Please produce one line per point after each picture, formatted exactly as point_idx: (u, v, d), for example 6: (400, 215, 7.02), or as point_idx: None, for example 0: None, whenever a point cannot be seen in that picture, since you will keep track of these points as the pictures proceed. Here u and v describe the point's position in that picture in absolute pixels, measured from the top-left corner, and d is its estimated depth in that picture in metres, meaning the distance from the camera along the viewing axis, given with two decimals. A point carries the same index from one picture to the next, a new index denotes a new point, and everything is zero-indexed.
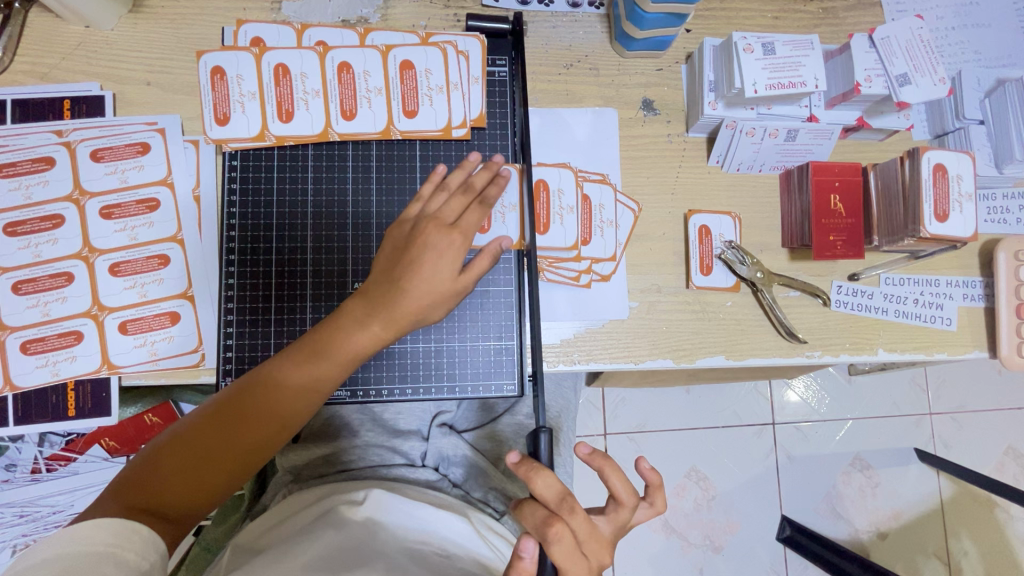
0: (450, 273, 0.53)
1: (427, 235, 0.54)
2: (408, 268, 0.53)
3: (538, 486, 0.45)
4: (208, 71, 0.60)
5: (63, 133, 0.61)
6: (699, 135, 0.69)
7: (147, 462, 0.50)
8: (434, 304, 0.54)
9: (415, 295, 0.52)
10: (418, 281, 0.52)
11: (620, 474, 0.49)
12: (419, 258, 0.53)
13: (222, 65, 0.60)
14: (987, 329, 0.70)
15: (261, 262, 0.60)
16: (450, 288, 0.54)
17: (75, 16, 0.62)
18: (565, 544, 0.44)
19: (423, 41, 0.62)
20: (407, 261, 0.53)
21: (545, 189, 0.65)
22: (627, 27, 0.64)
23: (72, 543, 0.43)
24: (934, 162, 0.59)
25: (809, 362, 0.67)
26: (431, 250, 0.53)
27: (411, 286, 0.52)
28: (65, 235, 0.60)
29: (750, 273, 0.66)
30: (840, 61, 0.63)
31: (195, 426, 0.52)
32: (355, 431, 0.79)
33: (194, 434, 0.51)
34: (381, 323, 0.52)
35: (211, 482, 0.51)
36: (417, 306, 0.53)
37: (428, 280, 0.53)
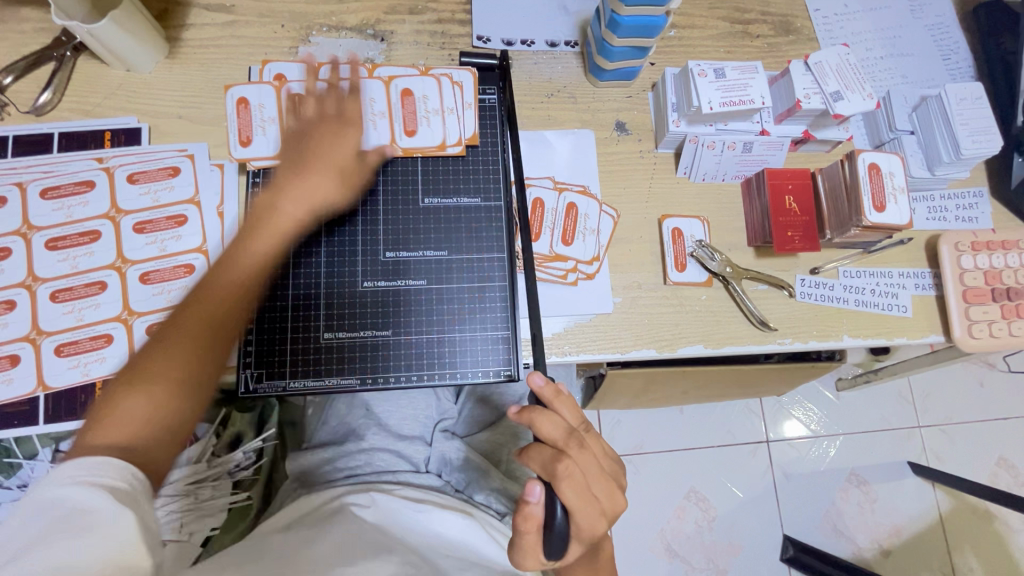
0: (347, 145, 0.63)
1: (322, 128, 0.63)
2: (311, 154, 0.62)
3: (543, 425, 0.44)
4: (234, 100, 0.69)
5: (103, 159, 0.69)
6: (668, 150, 0.78)
7: (126, 389, 0.50)
8: (346, 165, 0.63)
9: (328, 157, 0.62)
10: (328, 149, 0.62)
11: (572, 404, 0.46)
12: (319, 142, 0.62)
13: (246, 95, 0.69)
14: (940, 315, 0.77)
15: (278, 264, 0.66)
16: (352, 161, 0.64)
17: (118, 61, 0.71)
18: (575, 481, 0.43)
19: (421, 73, 0.72)
20: (309, 145, 0.62)
21: (539, 207, 0.74)
22: (599, 60, 0.74)
23: (75, 480, 0.40)
24: (869, 162, 0.67)
25: (781, 349, 0.73)
26: (329, 137, 0.63)
27: (319, 150, 0.62)
28: (101, 249, 0.66)
29: (720, 267, 0.73)
30: (783, 83, 0.73)
31: (176, 336, 0.53)
32: (362, 435, 0.82)
33: (179, 354, 0.52)
34: (292, 204, 0.60)
35: (189, 408, 0.52)
36: (327, 170, 0.62)
37: (330, 155, 0.62)
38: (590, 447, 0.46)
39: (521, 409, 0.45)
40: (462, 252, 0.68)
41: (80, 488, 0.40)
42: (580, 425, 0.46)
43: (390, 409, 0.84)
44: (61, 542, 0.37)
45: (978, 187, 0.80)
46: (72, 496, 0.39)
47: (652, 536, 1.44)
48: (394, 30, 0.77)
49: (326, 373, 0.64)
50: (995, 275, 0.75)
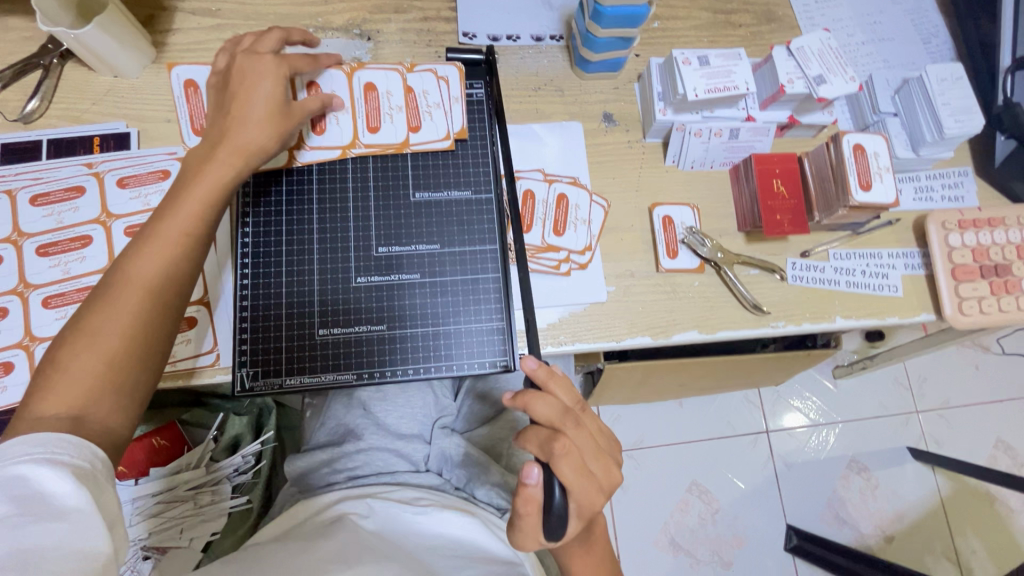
0: (272, 81, 0.58)
1: (245, 68, 0.58)
2: (235, 98, 0.57)
3: (537, 406, 0.44)
4: (182, 83, 0.67)
5: (93, 165, 0.69)
6: (656, 140, 0.79)
7: (68, 348, 0.47)
8: (271, 98, 0.58)
9: (250, 95, 0.57)
10: (251, 89, 0.57)
11: (567, 385, 0.46)
12: (240, 87, 0.58)
13: (193, 76, 0.67)
14: (930, 294, 0.77)
15: (271, 263, 0.66)
16: (281, 94, 0.58)
17: (105, 67, 0.71)
18: (572, 460, 0.43)
19: (409, 69, 0.71)
20: (231, 90, 0.58)
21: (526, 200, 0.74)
22: (584, 52, 0.75)
23: (30, 457, 0.41)
24: (853, 143, 0.68)
25: (775, 332, 0.74)
26: (249, 75, 0.58)
27: (242, 89, 0.58)
28: (92, 253, 0.66)
29: (711, 253, 0.74)
30: (766, 69, 0.74)
31: (114, 287, 0.50)
32: (360, 436, 0.82)
33: (118, 308, 0.49)
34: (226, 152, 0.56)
35: (138, 366, 0.49)
36: (252, 108, 0.57)
37: (254, 92, 0.57)
38: (586, 426, 0.46)
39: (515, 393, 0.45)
40: (454, 245, 0.69)
41: (42, 468, 0.41)
42: (576, 406, 0.46)
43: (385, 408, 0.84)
44: (28, 526, 0.39)
45: (963, 167, 0.82)
46: (36, 476, 0.41)
47: (656, 530, 1.44)
48: (380, 29, 0.78)
49: (321, 369, 0.64)
50: (983, 252, 0.76)
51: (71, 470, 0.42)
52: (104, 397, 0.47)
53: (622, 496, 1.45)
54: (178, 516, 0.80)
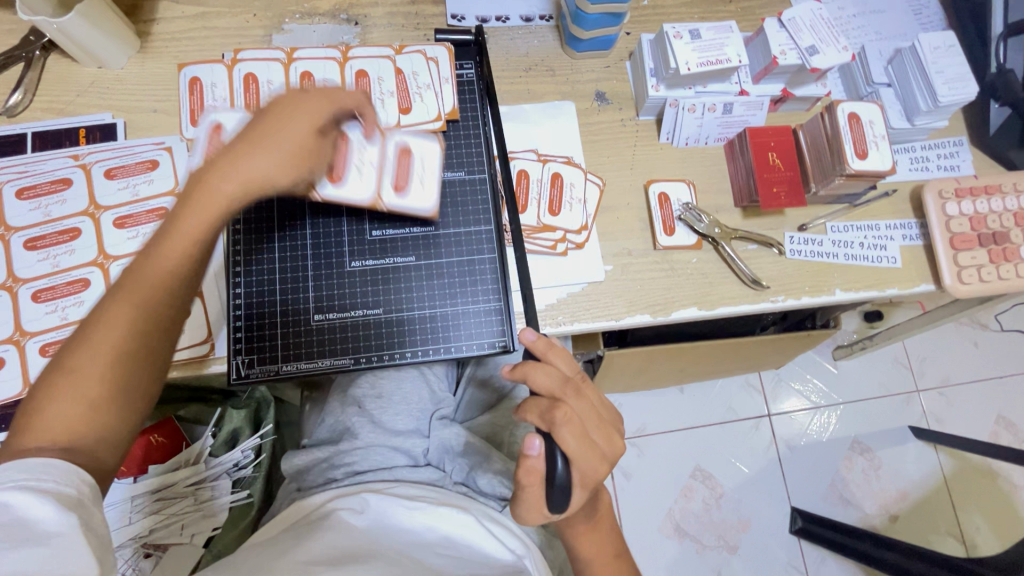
0: (306, 118, 0.52)
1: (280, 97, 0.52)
2: (263, 125, 0.51)
3: (536, 375, 0.43)
4: (209, 126, 0.63)
5: (79, 157, 0.68)
6: (649, 118, 0.78)
7: (63, 367, 0.45)
8: (298, 136, 0.51)
9: (277, 125, 0.51)
10: (278, 118, 0.51)
11: (567, 355, 0.46)
12: (266, 117, 0.51)
13: (221, 120, 0.63)
14: (929, 264, 0.77)
15: (263, 251, 0.65)
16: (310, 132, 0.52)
17: (89, 58, 0.70)
18: (573, 427, 0.42)
19: (398, 51, 0.70)
20: (262, 116, 0.52)
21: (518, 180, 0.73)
22: (574, 30, 0.74)
23: (10, 484, 0.39)
24: (848, 112, 0.68)
25: (774, 306, 0.73)
26: (282, 107, 0.52)
27: (271, 118, 0.51)
28: (82, 246, 0.65)
29: (708, 229, 0.73)
30: (758, 42, 0.73)
31: (116, 304, 0.46)
32: (355, 433, 0.78)
33: (110, 339, 0.45)
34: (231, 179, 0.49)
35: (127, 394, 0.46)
36: (276, 137, 0.51)
37: (282, 125, 0.51)
38: (588, 396, 0.45)
39: (513, 364, 0.45)
40: (448, 227, 0.68)
41: (25, 495, 0.38)
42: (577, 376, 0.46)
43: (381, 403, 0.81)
44: (6, 554, 0.36)
45: (958, 136, 0.81)
46: (15, 502, 0.38)
47: (661, 517, 1.44)
48: (367, 14, 0.77)
49: (319, 354, 0.63)
50: (981, 220, 0.76)
51: (55, 496, 0.39)
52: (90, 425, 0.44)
53: (626, 484, 1.45)
54: (180, 512, 0.79)
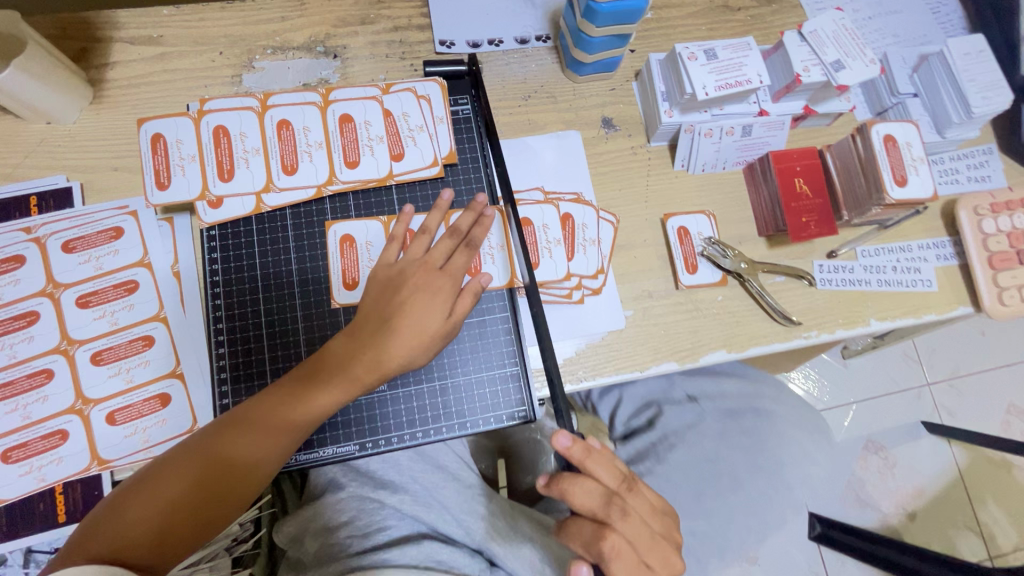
0: (438, 315, 0.54)
1: (420, 277, 0.55)
2: (398, 302, 0.54)
3: (577, 496, 0.43)
4: (339, 239, 0.60)
5: (32, 229, 0.60)
6: (662, 143, 0.72)
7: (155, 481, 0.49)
8: (430, 335, 0.54)
9: (412, 313, 0.53)
10: (417, 305, 0.54)
11: (607, 464, 0.45)
12: (408, 299, 0.54)
13: (351, 232, 0.60)
14: (966, 285, 0.72)
15: (250, 327, 0.59)
16: (439, 331, 0.54)
17: (35, 113, 0.62)
18: (624, 558, 0.43)
19: (385, 91, 0.63)
20: (403, 298, 0.54)
21: (529, 226, 0.66)
22: (577, 54, 0.68)
23: None
24: (883, 134, 0.62)
25: (808, 343, 0.68)
26: (421, 293, 0.54)
27: (408, 303, 0.54)
28: (41, 332, 0.58)
29: (733, 265, 0.68)
30: (777, 57, 0.68)
31: (219, 440, 0.51)
32: (341, 485, 0.68)
33: (192, 476, 0.49)
34: (363, 368, 0.52)
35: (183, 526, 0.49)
36: (410, 323, 0.53)
37: (417, 318, 0.54)
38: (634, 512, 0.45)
39: (550, 477, 0.45)
40: None
41: None
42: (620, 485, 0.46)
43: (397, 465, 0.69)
44: None
45: (987, 144, 0.76)
46: None
47: None
48: (347, 45, 0.70)
49: (319, 443, 0.57)
50: (1020, 236, 0.71)
51: None
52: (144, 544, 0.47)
53: None
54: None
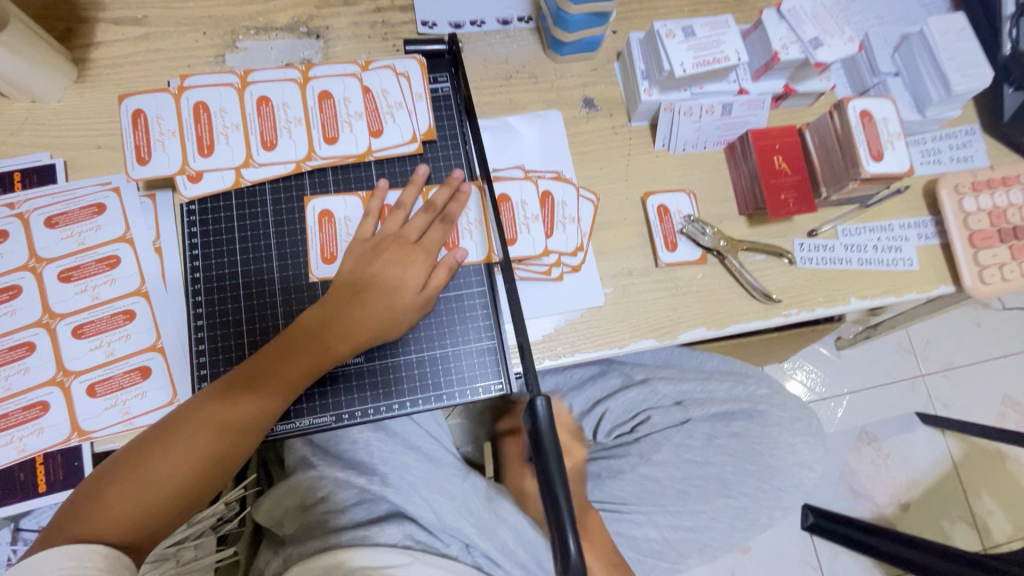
0: (412, 288, 0.56)
1: (395, 250, 0.57)
2: (374, 275, 0.56)
3: None
4: (317, 215, 0.60)
5: (15, 205, 0.61)
6: (643, 123, 0.72)
7: (135, 462, 0.49)
8: (406, 306, 0.56)
9: (390, 285, 0.56)
10: (392, 277, 0.56)
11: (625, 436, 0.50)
12: (381, 273, 0.56)
13: (330, 208, 0.61)
14: (948, 265, 0.72)
15: (229, 300, 0.59)
16: (414, 303, 0.56)
17: (19, 92, 0.63)
18: None
19: (364, 68, 0.64)
20: (377, 271, 0.56)
21: (508, 202, 0.66)
22: (557, 33, 0.68)
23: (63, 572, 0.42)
24: (860, 109, 0.63)
25: (787, 321, 0.68)
26: (395, 265, 0.56)
27: (384, 275, 0.56)
28: (23, 305, 0.59)
29: (713, 242, 0.68)
30: (756, 36, 0.68)
31: (195, 417, 0.51)
32: (317, 468, 0.70)
33: (174, 452, 0.50)
34: (336, 337, 0.54)
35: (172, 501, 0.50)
36: (386, 295, 0.55)
37: (394, 290, 0.56)
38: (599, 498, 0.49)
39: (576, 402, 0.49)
40: None
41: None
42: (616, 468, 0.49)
43: (368, 449, 0.69)
44: None
45: (969, 125, 0.76)
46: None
47: None
48: (330, 25, 0.70)
49: (296, 414, 0.58)
50: (1000, 215, 0.71)
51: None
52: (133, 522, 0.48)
53: None
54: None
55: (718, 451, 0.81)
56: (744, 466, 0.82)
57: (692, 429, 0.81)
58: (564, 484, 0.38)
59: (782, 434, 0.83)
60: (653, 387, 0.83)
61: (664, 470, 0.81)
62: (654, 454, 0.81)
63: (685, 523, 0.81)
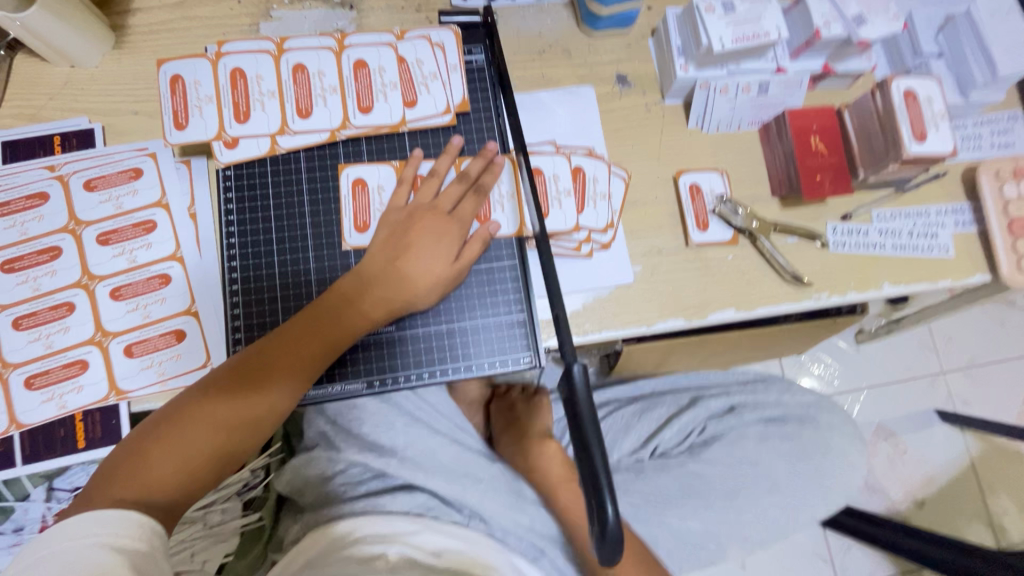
0: (444, 258, 0.56)
1: (426, 220, 0.57)
2: (406, 244, 0.56)
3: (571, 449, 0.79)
4: (350, 182, 0.61)
5: (55, 167, 0.62)
6: (676, 101, 0.71)
7: (169, 426, 0.50)
8: (438, 278, 0.56)
9: (422, 255, 0.56)
10: (424, 246, 0.56)
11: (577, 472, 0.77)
12: (415, 242, 0.56)
13: (364, 176, 0.61)
14: (984, 253, 0.71)
15: (263, 268, 0.60)
16: (447, 273, 0.56)
17: (59, 56, 0.63)
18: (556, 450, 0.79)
19: (399, 38, 0.63)
20: (409, 241, 0.56)
21: (540, 176, 0.66)
22: (593, 6, 0.67)
23: (97, 538, 0.42)
24: (904, 88, 0.62)
25: (818, 305, 0.67)
26: (427, 235, 0.56)
27: (416, 245, 0.56)
28: (63, 266, 0.60)
29: (744, 223, 0.68)
30: (797, 13, 0.66)
31: (229, 384, 0.52)
32: (338, 446, 0.72)
33: (209, 417, 0.50)
34: (371, 303, 0.55)
35: (204, 465, 0.50)
36: (418, 265, 0.55)
37: (426, 260, 0.56)
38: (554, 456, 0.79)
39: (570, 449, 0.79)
40: None
41: (102, 550, 0.42)
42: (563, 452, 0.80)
43: (391, 430, 0.72)
44: None
45: (1012, 110, 0.74)
46: (86, 555, 0.41)
47: None
48: None
49: (329, 379, 0.58)
50: None
51: (127, 553, 0.43)
52: (165, 482, 0.48)
53: None
54: (189, 540, 0.68)
55: (772, 452, 0.80)
56: (796, 466, 0.80)
57: (742, 431, 0.81)
58: (606, 454, 0.38)
59: (834, 438, 0.83)
60: (702, 407, 0.85)
61: (714, 468, 0.78)
62: (703, 452, 0.79)
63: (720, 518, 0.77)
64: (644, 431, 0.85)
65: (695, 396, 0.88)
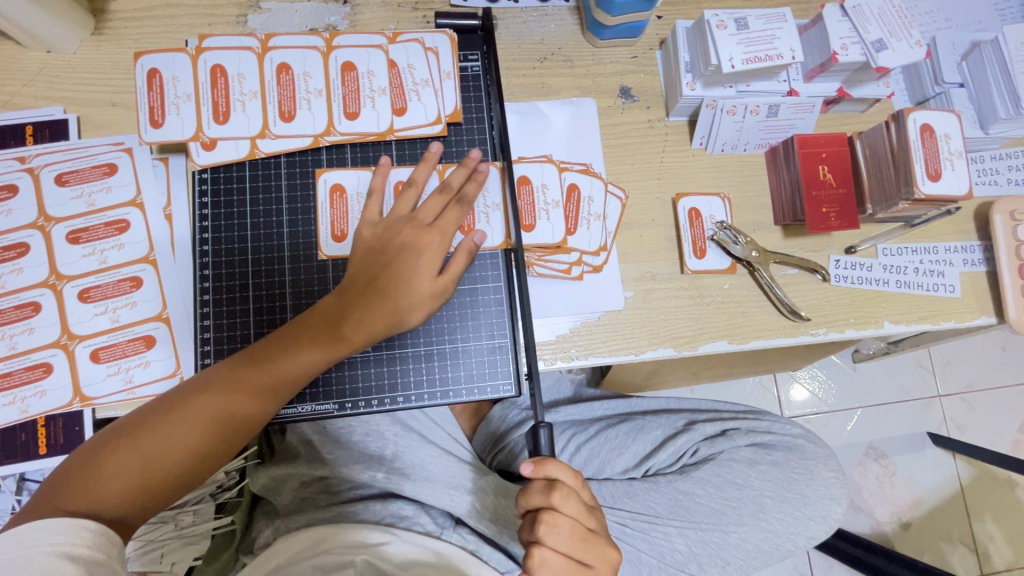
0: (425, 275, 0.53)
1: (410, 236, 0.54)
2: (387, 261, 0.53)
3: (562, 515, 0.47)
4: (328, 189, 0.58)
5: (26, 159, 0.59)
6: (680, 118, 0.68)
7: (129, 440, 0.48)
8: (420, 299, 0.53)
9: (404, 274, 0.53)
10: (407, 265, 0.53)
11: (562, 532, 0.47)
12: (396, 258, 0.53)
13: (342, 182, 0.58)
14: (992, 294, 0.68)
15: (237, 275, 0.57)
16: (430, 293, 0.53)
17: (34, 41, 0.60)
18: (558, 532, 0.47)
19: (392, 41, 0.60)
20: (391, 258, 0.53)
21: (528, 185, 0.63)
22: (598, 15, 0.63)
23: (51, 546, 0.41)
24: (921, 122, 0.58)
25: (815, 341, 0.65)
26: (410, 250, 0.53)
27: (399, 263, 0.53)
28: (30, 264, 0.57)
29: (744, 252, 0.64)
30: (814, 34, 0.63)
31: (195, 401, 0.49)
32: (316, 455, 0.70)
33: (170, 434, 0.48)
34: (346, 324, 0.52)
35: (162, 484, 0.48)
36: (399, 284, 0.52)
37: (408, 279, 0.53)
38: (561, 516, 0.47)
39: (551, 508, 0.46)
40: None
41: (57, 559, 0.41)
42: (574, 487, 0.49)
43: (381, 439, 0.70)
44: None
45: None
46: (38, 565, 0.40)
47: None
48: None
49: (299, 399, 0.57)
50: None
51: (81, 562, 0.42)
52: (118, 498, 0.46)
53: None
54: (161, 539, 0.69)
55: (761, 477, 0.77)
56: (784, 493, 0.77)
57: (733, 455, 0.77)
58: None
59: (819, 467, 0.79)
60: (698, 430, 0.78)
61: (702, 488, 0.75)
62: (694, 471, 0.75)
63: (702, 549, 0.75)
64: (641, 450, 0.78)
65: (689, 418, 0.81)
